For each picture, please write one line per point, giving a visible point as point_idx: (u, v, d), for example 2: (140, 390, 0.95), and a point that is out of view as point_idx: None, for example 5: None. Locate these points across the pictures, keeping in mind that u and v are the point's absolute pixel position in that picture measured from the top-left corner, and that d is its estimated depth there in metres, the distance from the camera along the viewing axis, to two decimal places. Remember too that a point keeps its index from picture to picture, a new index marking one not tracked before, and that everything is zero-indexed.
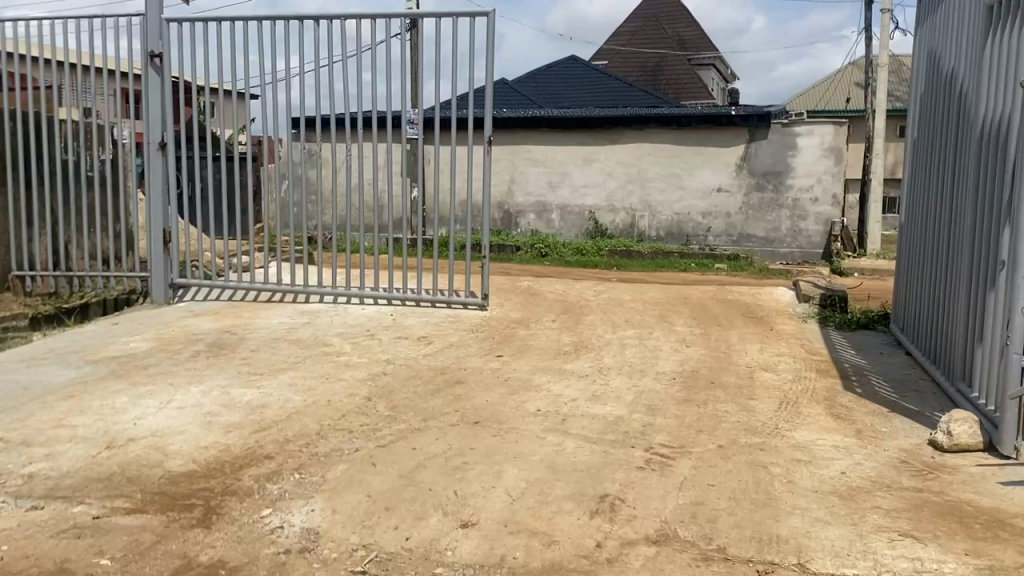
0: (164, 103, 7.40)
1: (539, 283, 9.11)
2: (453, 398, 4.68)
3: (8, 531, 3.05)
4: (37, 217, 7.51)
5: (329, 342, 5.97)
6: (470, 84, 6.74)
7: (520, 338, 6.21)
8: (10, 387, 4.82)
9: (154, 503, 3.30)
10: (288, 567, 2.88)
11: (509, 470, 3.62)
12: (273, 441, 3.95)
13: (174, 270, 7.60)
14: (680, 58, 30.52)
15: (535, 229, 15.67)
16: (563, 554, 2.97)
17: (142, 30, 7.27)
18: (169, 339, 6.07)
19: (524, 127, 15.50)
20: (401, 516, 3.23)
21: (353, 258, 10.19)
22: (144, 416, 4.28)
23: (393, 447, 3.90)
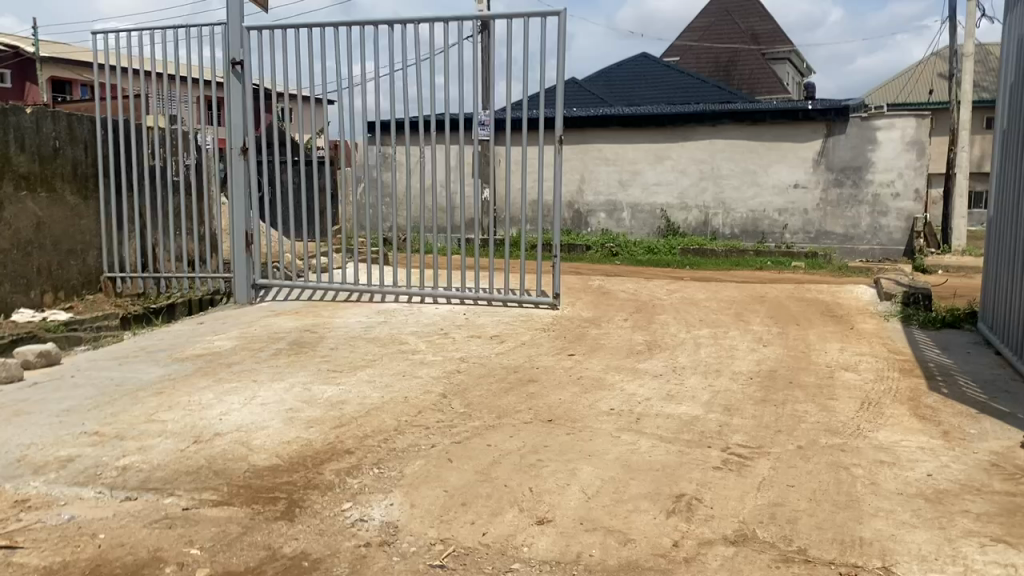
0: (246, 109, 7.63)
1: (610, 282, 9.06)
2: (527, 395, 4.71)
3: (105, 521, 3.19)
4: (128, 220, 7.81)
5: (405, 340, 6.07)
6: (540, 83, 6.76)
7: (592, 337, 6.20)
8: (105, 383, 5.05)
9: (240, 496, 3.41)
10: (369, 559, 2.94)
11: (584, 468, 3.62)
12: (352, 436, 4.05)
13: (256, 271, 7.83)
14: (754, 53, 30.02)
15: (605, 227, 15.61)
16: (640, 552, 2.96)
17: (224, 39, 7.52)
18: (252, 337, 6.25)
19: (595, 126, 15.48)
20: (478, 511, 3.26)
21: (426, 259, 10.40)
22: (229, 412, 4.42)
23: (469, 443, 3.94)
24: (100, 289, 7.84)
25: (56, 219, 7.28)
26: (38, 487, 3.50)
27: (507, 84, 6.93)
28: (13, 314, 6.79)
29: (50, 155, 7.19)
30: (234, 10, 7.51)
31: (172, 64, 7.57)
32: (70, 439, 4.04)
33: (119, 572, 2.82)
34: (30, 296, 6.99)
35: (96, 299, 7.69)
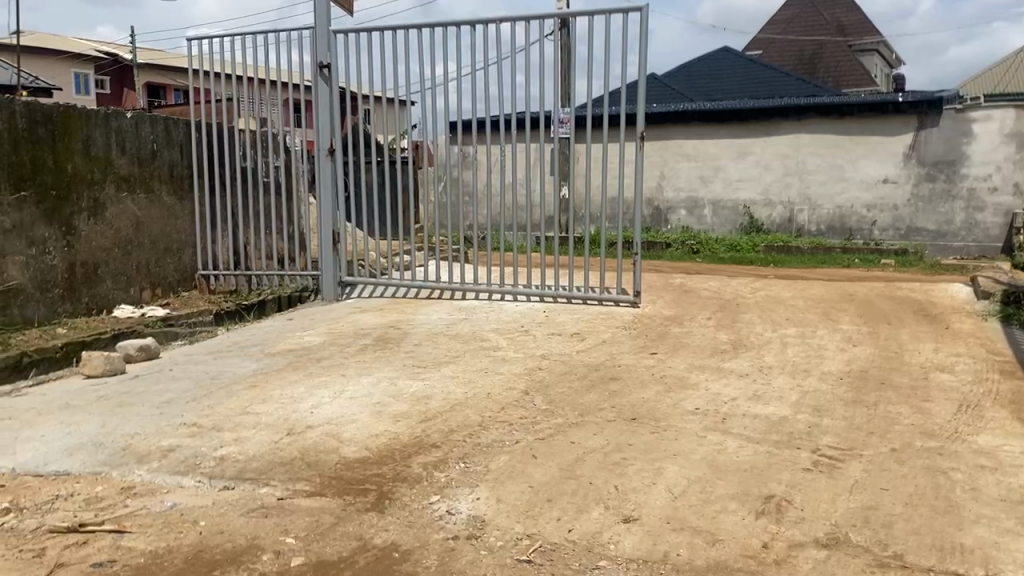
0: (332, 111, 7.82)
1: (692, 280, 8.93)
2: (609, 394, 4.70)
3: (204, 509, 3.32)
4: (220, 219, 8.11)
5: (487, 337, 6.12)
6: (621, 79, 6.73)
7: (675, 335, 6.13)
8: (202, 376, 5.26)
9: (332, 487, 3.50)
10: (457, 553, 2.98)
11: (670, 467, 3.59)
12: (438, 431, 4.11)
13: (343, 269, 8.05)
14: (841, 45, 29.17)
15: (686, 224, 15.42)
16: (728, 553, 2.93)
17: (311, 43, 7.73)
18: (339, 333, 6.41)
19: (675, 122, 15.32)
20: (563, 508, 3.28)
21: (507, 258, 10.49)
22: (320, 405, 4.55)
23: (552, 440, 3.96)
24: (195, 286, 8.15)
25: (154, 219, 7.59)
26: (142, 475, 3.66)
27: (587, 82, 6.92)
28: (114, 310, 7.10)
29: (148, 157, 7.50)
30: (321, 15, 7.70)
31: (262, 68, 7.80)
32: (170, 430, 4.21)
33: (219, 558, 2.94)
34: (130, 292, 7.31)
35: (191, 295, 8.00)
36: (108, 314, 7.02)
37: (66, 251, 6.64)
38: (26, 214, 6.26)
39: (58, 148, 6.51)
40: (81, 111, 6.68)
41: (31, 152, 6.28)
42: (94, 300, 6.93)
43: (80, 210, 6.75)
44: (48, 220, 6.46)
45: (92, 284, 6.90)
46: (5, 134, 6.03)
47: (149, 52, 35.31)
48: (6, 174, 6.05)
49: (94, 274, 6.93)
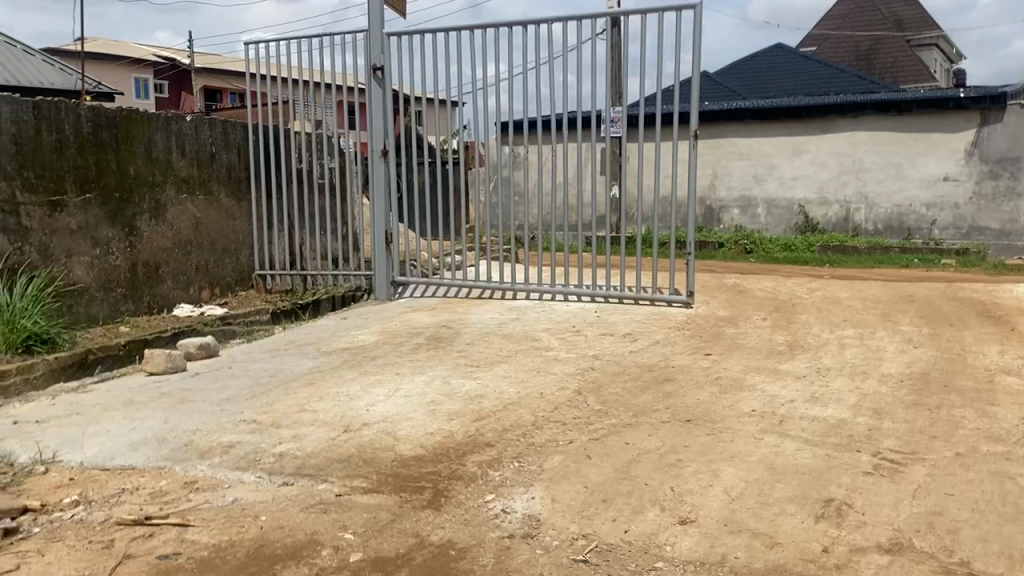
0: (385, 112, 7.90)
1: (747, 280, 8.83)
2: (663, 395, 4.67)
3: (265, 504, 3.38)
4: (277, 220, 8.26)
5: (538, 337, 6.13)
6: (674, 77, 6.69)
7: (729, 337, 6.06)
8: (260, 374, 5.36)
9: (389, 484, 3.55)
10: (513, 551, 3.00)
11: (726, 469, 3.56)
12: (492, 430, 4.13)
13: (395, 269, 8.13)
14: (898, 40, 28.55)
15: (739, 224, 15.27)
16: (788, 556, 2.89)
17: (365, 46, 7.81)
18: (393, 332, 6.48)
19: (728, 120, 15.17)
20: (619, 509, 3.27)
21: (558, 258, 10.52)
22: (375, 403, 4.61)
23: (606, 440, 3.95)
24: (252, 285, 8.32)
25: (213, 220, 7.75)
26: (204, 470, 3.75)
27: (639, 81, 6.88)
28: (174, 309, 7.27)
29: (207, 160, 7.67)
30: (375, 18, 7.78)
31: (317, 71, 7.92)
32: (231, 427, 4.30)
33: (280, 552, 2.99)
34: (189, 291, 7.48)
35: (248, 295, 8.16)
36: (169, 313, 7.19)
37: (129, 252, 6.82)
38: (92, 216, 6.45)
39: (121, 150, 6.68)
40: (144, 114, 6.84)
41: (96, 155, 6.46)
42: (155, 299, 7.11)
43: (142, 211, 6.93)
44: (111, 221, 6.64)
45: (153, 284, 7.08)
46: (73, 138, 6.23)
47: (206, 56, 36.09)
48: (72, 176, 6.26)
49: (155, 273, 7.11)
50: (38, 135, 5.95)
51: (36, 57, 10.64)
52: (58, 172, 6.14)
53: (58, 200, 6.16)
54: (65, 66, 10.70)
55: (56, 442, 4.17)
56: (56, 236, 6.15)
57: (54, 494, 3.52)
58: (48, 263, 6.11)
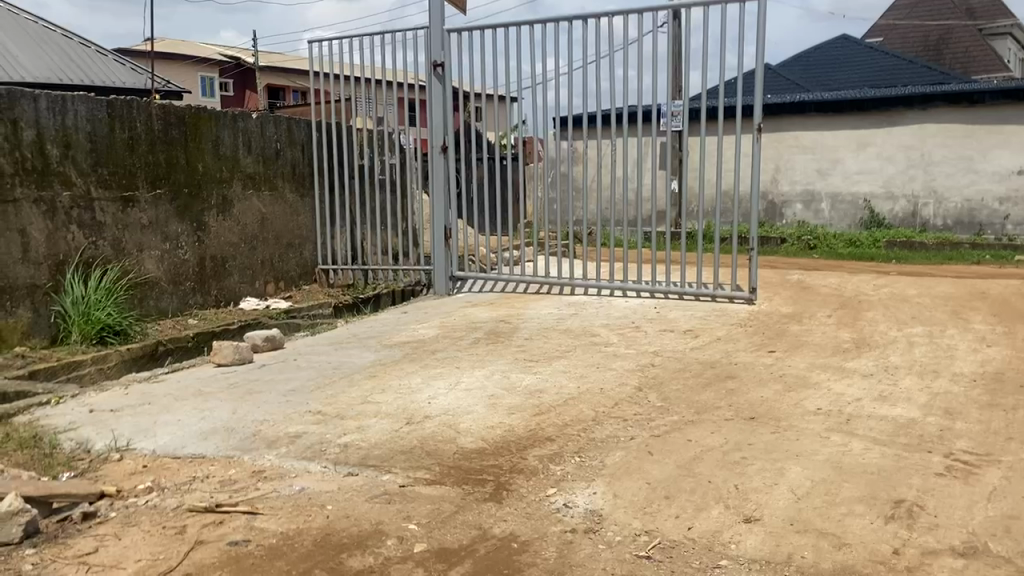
0: (445, 108, 7.93)
1: (810, 276, 8.66)
2: (726, 392, 4.61)
3: (331, 493, 3.44)
4: (339, 215, 8.39)
5: (597, 332, 6.11)
6: (736, 69, 6.59)
7: (793, 334, 5.95)
8: (324, 366, 5.45)
9: (451, 476, 3.58)
10: (575, 545, 3.00)
11: (792, 468, 3.50)
12: (552, 424, 4.13)
13: (454, 263, 8.18)
14: (970, 29, 27.56)
15: (802, 219, 15.03)
16: (857, 557, 2.84)
17: (425, 43, 7.87)
18: (452, 326, 6.52)
19: (791, 113, 14.90)
20: (682, 506, 3.24)
21: (618, 253, 10.49)
22: (437, 396, 4.65)
23: (668, 437, 3.91)
24: (315, 279, 8.50)
25: (278, 215, 7.91)
26: (271, 459, 3.83)
27: (700, 73, 6.79)
28: (241, 302, 7.45)
29: (272, 156, 7.82)
30: (435, 15, 7.84)
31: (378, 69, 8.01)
32: (297, 417, 4.39)
33: (346, 541, 3.04)
34: (255, 285, 7.65)
35: (312, 289, 8.32)
36: (235, 306, 7.36)
37: (197, 246, 7.00)
38: (162, 211, 6.63)
39: (190, 148, 6.85)
40: (210, 112, 7.00)
41: (166, 152, 6.64)
42: (222, 292, 7.28)
43: (210, 206, 7.10)
44: (180, 216, 6.82)
45: (220, 278, 7.26)
46: (144, 135, 6.41)
47: (268, 55, 36.82)
48: (144, 172, 6.45)
49: (222, 267, 7.29)
50: (111, 132, 6.14)
51: (108, 57, 10.96)
52: (130, 169, 6.34)
53: (131, 196, 6.35)
54: (136, 66, 10.99)
55: (130, 430, 4.31)
56: (128, 231, 6.35)
57: (129, 481, 3.64)
58: (121, 256, 6.30)
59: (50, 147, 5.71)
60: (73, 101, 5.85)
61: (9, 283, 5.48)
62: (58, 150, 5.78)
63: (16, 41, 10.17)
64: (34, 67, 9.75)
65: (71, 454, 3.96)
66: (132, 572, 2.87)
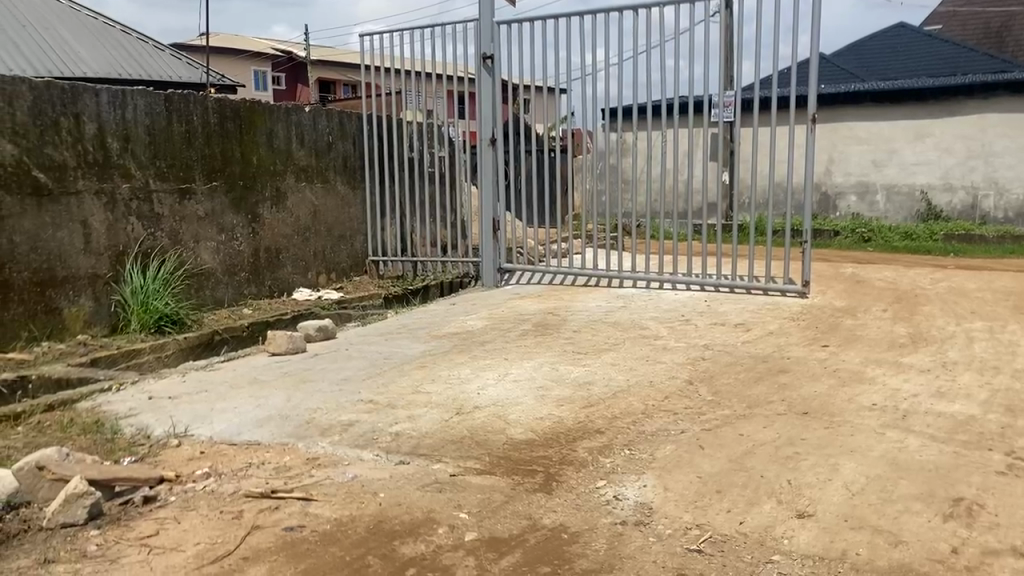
0: (494, 100, 7.93)
1: (865, 269, 8.49)
2: (778, 386, 4.56)
3: (383, 481, 3.49)
4: (389, 208, 8.47)
5: (646, 325, 6.08)
6: (790, 58, 6.48)
7: (847, 328, 5.85)
8: (376, 356, 5.51)
9: (501, 466, 3.60)
10: (625, 537, 3.00)
11: (846, 464, 3.45)
12: (602, 417, 4.13)
13: (502, 256, 8.18)
14: None
15: (856, 212, 14.73)
16: (914, 555, 2.79)
17: (475, 35, 7.89)
18: (501, 318, 6.55)
19: (846, 103, 14.60)
20: (734, 500, 3.22)
21: (667, 245, 10.42)
22: (486, 387, 4.68)
23: (719, 431, 3.88)
24: (366, 271, 8.61)
25: (330, 207, 8.02)
26: (325, 447, 3.90)
27: (752, 63, 6.69)
28: (294, 293, 7.57)
29: (325, 149, 7.92)
30: (485, 6, 7.84)
31: (428, 62, 8.05)
32: (349, 406, 4.46)
33: (398, 529, 3.08)
34: (307, 276, 7.76)
35: (362, 280, 8.42)
36: (288, 296, 7.49)
37: (252, 237, 7.12)
38: (217, 203, 6.76)
39: (245, 141, 6.98)
40: (265, 106, 7.12)
41: (222, 145, 6.77)
42: (276, 283, 7.41)
43: (264, 198, 7.22)
44: (236, 208, 6.95)
45: (274, 269, 7.38)
46: (200, 129, 6.55)
47: (319, 49, 37.24)
48: (200, 165, 6.58)
49: (276, 258, 7.41)
50: (169, 126, 6.28)
51: (164, 52, 11.19)
52: (187, 162, 6.47)
53: (187, 188, 6.49)
54: (191, 60, 11.21)
55: (188, 417, 4.41)
56: (185, 222, 6.49)
57: (187, 466, 3.73)
58: (178, 247, 6.45)
59: (110, 140, 5.86)
60: (132, 96, 5.99)
61: (71, 272, 5.64)
62: (118, 143, 5.92)
63: (78, 37, 10.44)
64: (95, 62, 9.99)
65: (132, 439, 4.07)
66: (191, 554, 2.95)
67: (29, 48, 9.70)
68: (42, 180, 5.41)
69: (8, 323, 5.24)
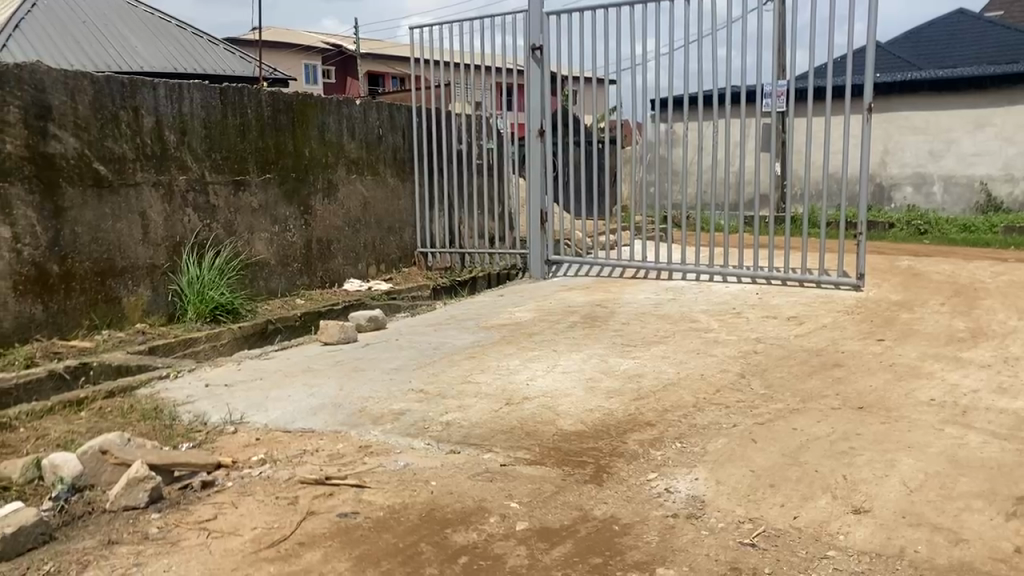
0: (543, 92, 7.89)
1: (922, 262, 8.30)
2: (833, 380, 4.49)
3: (434, 469, 3.52)
4: (437, 200, 8.51)
5: (696, 318, 6.03)
6: (845, 46, 6.35)
7: (903, 322, 5.73)
8: (425, 347, 5.55)
9: (551, 457, 3.61)
10: (677, 530, 2.99)
11: (904, 459, 3.38)
12: (653, 409, 4.11)
13: (550, 248, 8.16)
14: None
15: (912, 203, 14.36)
16: (975, 554, 2.73)
17: (525, 27, 7.87)
18: (549, 310, 6.54)
19: (903, 92, 14.27)
20: (788, 494, 3.18)
21: (717, 238, 10.32)
22: (535, 377, 4.69)
23: (773, 425, 3.84)
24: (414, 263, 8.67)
25: (380, 199, 8.09)
26: (377, 435, 3.94)
27: (806, 51, 6.57)
28: (345, 283, 7.66)
29: (375, 142, 7.98)
30: None
31: (476, 55, 8.07)
32: (399, 395, 4.50)
33: (450, 517, 3.11)
34: (358, 267, 7.85)
35: (410, 272, 8.50)
36: (339, 287, 7.58)
37: (304, 229, 7.22)
38: (270, 195, 6.86)
39: (297, 134, 7.06)
40: (316, 99, 7.20)
41: (275, 138, 6.87)
42: (328, 274, 7.51)
43: (316, 191, 7.32)
44: (288, 200, 7.05)
45: (325, 260, 7.48)
46: (254, 122, 6.66)
47: (368, 42, 37.55)
48: (254, 158, 6.69)
49: (328, 249, 7.51)
50: (224, 119, 6.39)
51: (219, 46, 11.38)
52: (241, 155, 6.58)
53: (242, 180, 6.60)
54: (245, 54, 11.37)
55: (244, 404, 4.50)
56: (240, 214, 6.60)
57: (243, 453, 3.80)
58: (233, 238, 6.56)
59: (167, 134, 5.99)
60: (189, 90, 6.11)
61: (130, 262, 5.78)
62: (175, 136, 6.04)
63: (136, 33, 10.67)
64: (152, 57, 10.21)
65: (190, 426, 4.17)
66: (248, 538, 3.01)
67: (89, 44, 9.94)
68: (102, 172, 5.55)
69: (70, 312, 5.39)
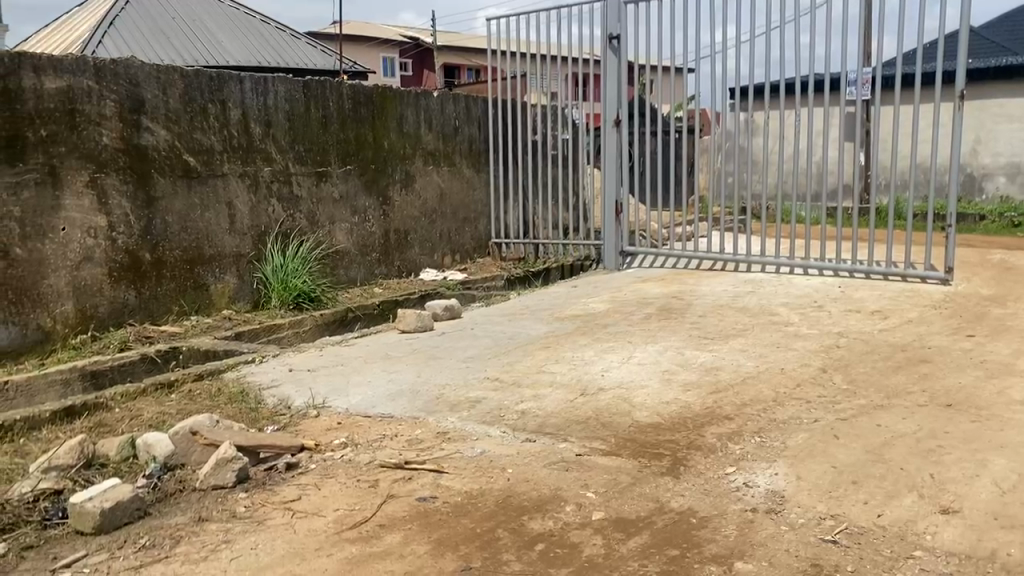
0: (620, 81, 7.81)
1: (1015, 255, 7.94)
2: (919, 376, 4.36)
3: (510, 457, 3.55)
4: (513, 191, 8.54)
5: (776, 311, 5.91)
6: (936, 29, 6.13)
7: (996, 317, 5.51)
8: (501, 336, 5.60)
9: (627, 448, 3.61)
10: (756, 524, 2.95)
11: (996, 460, 3.26)
12: (731, 403, 4.06)
13: (625, 239, 8.09)
14: None
15: (1006, 194, 13.76)
16: None
17: (602, 16, 7.81)
18: (624, 301, 6.51)
19: (997, 77, 13.67)
20: (871, 492, 3.11)
21: (798, 230, 10.08)
22: (610, 369, 4.68)
23: (856, 421, 3.75)
24: (489, 253, 8.71)
25: (455, 190, 8.16)
26: (454, 422, 4.00)
27: (894, 37, 6.36)
28: (421, 273, 7.76)
29: (451, 133, 8.06)
30: None
31: (551, 46, 8.06)
32: (475, 383, 4.56)
33: (527, 504, 3.13)
34: (434, 257, 7.94)
35: (485, 262, 8.55)
36: (415, 277, 7.68)
37: (382, 219, 7.34)
38: (351, 186, 7.00)
39: (376, 124, 7.18)
40: (395, 92, 7.30)
41: (356, 129, 7.01)
42: (405, 263, 7.62)
43: (394, 182, 7.43)
44: (368, 191, 7.18)
45: (403, 250, 7.59)
46: (336, 114, 6.80)
47: (445, 34, 37.89)
48: (335, 149, 6.83)
49: (405, 240, 7.62)
50: (307, 111, 6.54)
51: (301, 40, 11.62)
52: (323, 146, 6.73)
53: (323, 171, 6.74)
54: (326, 47, 11.58)
55: (325, 389, 4.61)
56: (321, 204, 6.75)
57: (325, 436, 3.91)
58: (315, 229, 6.72)
59: (253, 126, 6.16)
60: (273, 83, 6.27)
61: (217, 251, 5.97)
62: (260, 128, 6.22)
63: (221, 27, 10.99)
64: (236, 50, 10.50)
65: (274, 409, 4.30)
66: (331, 519, 3.10)
67: (178, 39, 10.29)
68: (192, 163, 5.75)
69: (161, 298, 5.61)
